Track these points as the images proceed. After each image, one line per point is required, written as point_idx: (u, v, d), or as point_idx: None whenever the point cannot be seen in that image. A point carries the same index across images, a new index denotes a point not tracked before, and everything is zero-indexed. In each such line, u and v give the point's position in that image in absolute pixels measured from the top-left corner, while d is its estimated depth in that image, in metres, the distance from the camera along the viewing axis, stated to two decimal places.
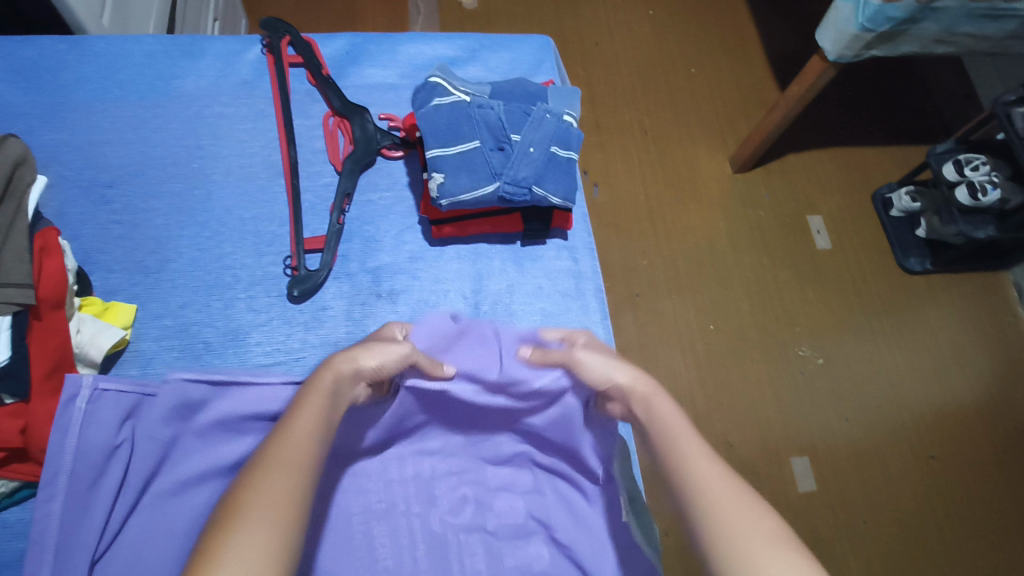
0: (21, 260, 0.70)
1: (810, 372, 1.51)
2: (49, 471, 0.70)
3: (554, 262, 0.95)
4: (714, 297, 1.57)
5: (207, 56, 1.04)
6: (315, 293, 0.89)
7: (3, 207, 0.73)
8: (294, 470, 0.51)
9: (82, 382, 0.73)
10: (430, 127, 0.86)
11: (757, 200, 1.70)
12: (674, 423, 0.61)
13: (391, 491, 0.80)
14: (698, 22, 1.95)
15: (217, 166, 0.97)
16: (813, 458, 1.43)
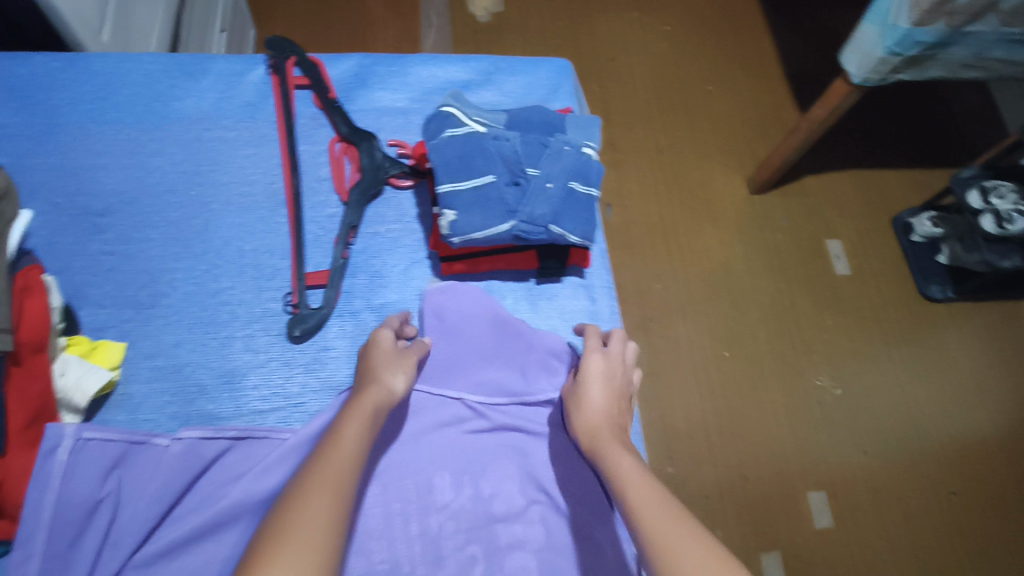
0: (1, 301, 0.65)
1: (828, 403, 1.45)
2: (26, 530, 0.65)
3: (570, 302, 0.90)
4: (729, 324, 1.51)
5: (210, 76, 0.99)
6: (317, 332, 0.84)
7: None
8: (340, 491, 0.53)
9: (64, 433, 0.68)
10: (442, 160, 0.81)
11: (775, 224, 1.64)
12: (632, 474, 0.62)
13: (394, 549, 0.72)
14: (716, 39, 1.90)
15: (217, 194, 0.92)
16: (830, 495, 1.36)
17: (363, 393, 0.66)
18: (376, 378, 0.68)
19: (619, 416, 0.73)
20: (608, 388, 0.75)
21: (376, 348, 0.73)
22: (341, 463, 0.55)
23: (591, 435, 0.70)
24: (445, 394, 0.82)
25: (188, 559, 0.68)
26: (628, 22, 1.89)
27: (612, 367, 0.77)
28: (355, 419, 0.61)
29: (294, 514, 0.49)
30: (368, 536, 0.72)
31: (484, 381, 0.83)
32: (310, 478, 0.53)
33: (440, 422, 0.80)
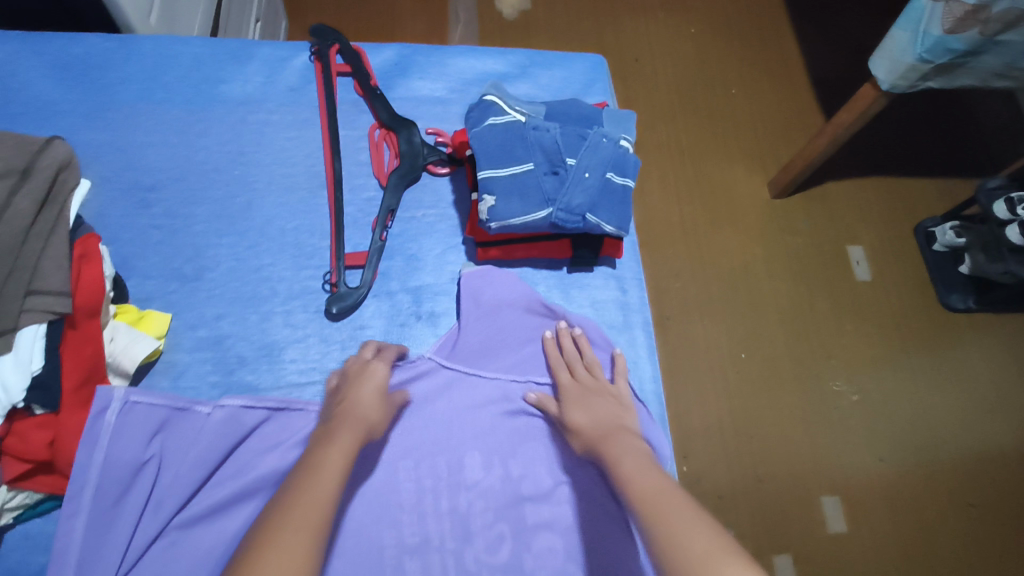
0: (59, 266, 0.68)
1: (846, 408, 1.45)
2: (75, 486, 0.68)
3: (600, 291, 0.91)
4: (747, 325, 1.51)
5: (255, 60, 1.02)
6: (354, 310, 0.86)
7: (44, 211, 0.70)
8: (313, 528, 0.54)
9: (114, 396, 0.71)
10: (482, 148, 0.83)
11: (797, 228, 1.65)
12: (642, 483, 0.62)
13: (425, 525, 0.75)
14: (743, 41, 1.91)
15: (259, 174, 0.94)
16: (844, 498, 1.37)
17: (344, 424, 0.67)
18: (361, 414, 0.69)
19: (618, 419, 0.74)
20: (594, 402, 0.76)
21: (358, 383, 0.74)
22: (318, 492, 0.57)
23: (601, 437, 0.71)
24: (480, 375, 0.84)
25: (226, 523, 0.71)
26: (655, 22, 1.90)
27: (589, 385, 0.79)
28: (331, 454, 0.62)
29: (269, 548, 0.51)
30: (401, 510, 0.75)
31: (518, 363, 0.85)
32: (284, 516, 0.54)
33: (473, 402, 0.82)
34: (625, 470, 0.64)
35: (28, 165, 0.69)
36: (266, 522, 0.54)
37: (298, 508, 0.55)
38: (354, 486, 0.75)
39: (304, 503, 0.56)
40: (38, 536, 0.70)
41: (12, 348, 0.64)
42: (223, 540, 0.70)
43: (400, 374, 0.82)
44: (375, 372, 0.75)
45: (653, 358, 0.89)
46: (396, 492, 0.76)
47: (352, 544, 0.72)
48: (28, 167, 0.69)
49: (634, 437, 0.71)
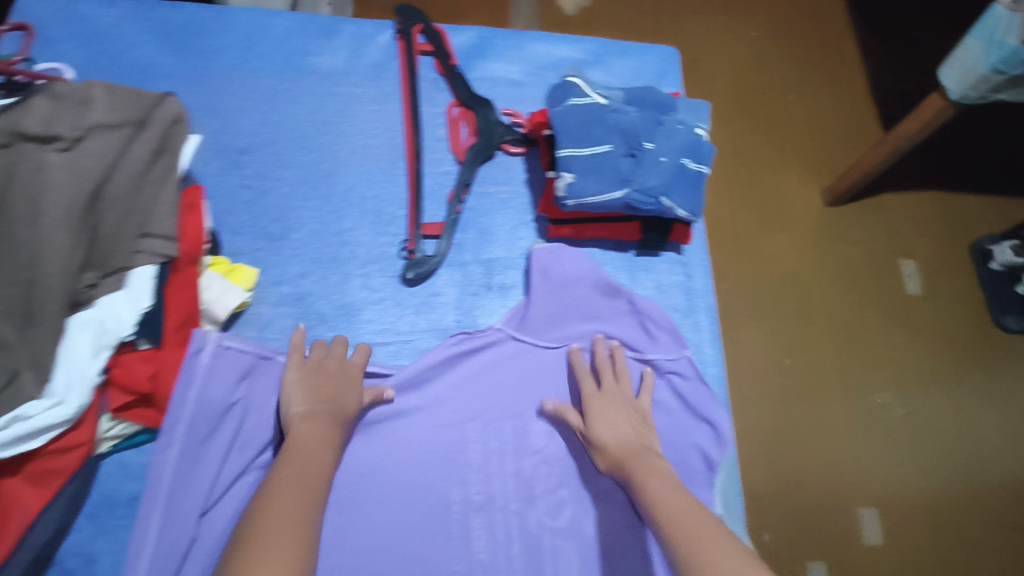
0: (168, 215, 0.74)
1: (891, 422, 1.44)
2: (170, 420, 0.73)
3: (666, 275, 0.93)
4: (795, 332, 1.50)
5: (343, 36, 1.06)
6: (429, 278, 0.90)
7: (157, 164, 0.76)
8: (302, 511, 0.59)
9: (207, 339, 0.76)
10: (563, 126, 0.85)
11: (851, 236, 1.64)
12: (672, 497, 0.66)
13: (490, 484, 0.79)
14: (807, 45, 1.89)
15: (343, 144, 0.99)
16: (883, 511, 1.36)
17: (321, 416, 0.72)
18: (336, 409, 0.73)
19: (642, 439, 0.76)
20: (623, 418, 0.78)
21: (337, 376, 0.77)
22: (310, 481, 0.63)
23: (625, 457, 0.73)
24: (547, 347, 0.87)
25: None
26: (717, 19, 1.88)
27: (616, 398, 0.80)
28: (319, 446, 0.68)
29: (261, 526, 0.56)
30: (470, 468, 0.79)
31: (585, 336, 0.88)
32: (271, 499, 0.60)
33: (541, 373, 0.86)
34: (654, 497, 0.66)
35: (143, 117, 0.75)
36: (246, 532, 0.57)
37: (285, 502, 0.60)
38: (427, 442, 0.80)
39: (287, 487, 0.62)
40: (131, 465, 0.75)
41: (124, 284, 0.72)
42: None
43: (472, 342, 0.86)
44: (352, 366, 0.78)
45: (715, 344, 0.91)
46: (464, 452, 0.80)
47: (423, 496, 0.77)
48: (143, 119, 0.75)
49: (656, 459, 0.73)
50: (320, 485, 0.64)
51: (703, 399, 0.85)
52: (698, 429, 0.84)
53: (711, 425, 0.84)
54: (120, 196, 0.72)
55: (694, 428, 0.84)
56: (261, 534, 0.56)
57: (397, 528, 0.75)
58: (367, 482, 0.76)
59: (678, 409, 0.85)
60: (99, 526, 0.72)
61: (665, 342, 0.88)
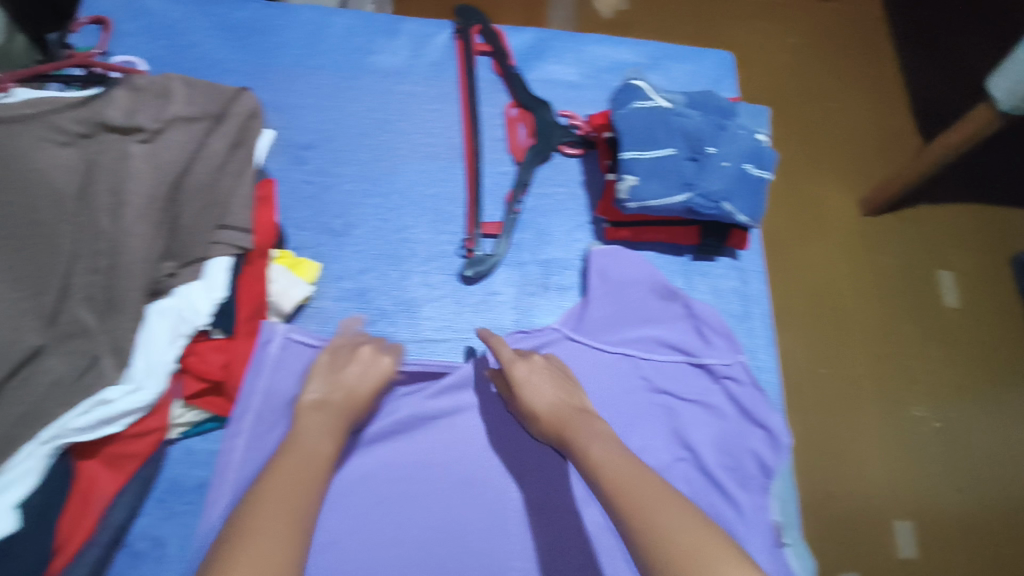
0: (246, 206, 0.76)
1: (926, 436, 1.42)
2: (239, 409, 0.75)
3: (722, 281, 0.93)
4: (830, 343, 1.48)
5: (403, 35, 1.08)
6: (487, 276, 0.91)
7: (236, 157, 0.78)
8: (302, 502, 0.59)
9: (276, 330, 0.78)
10: (627, 128, 0.85)
11: (887, 246, 1.61)
12: (608, 454, 0.64)
13: (564, 481, 0.79)
14: (849, 52, 1.87)
15: (403, 142, 1.00)
16: (917, 525, 1.34)
17: (331, 408, 0.70)
18: (346, 401, 0.72)
19: (572, 400, 0.75)
20: (546, 381, 0.76)
21: (357, 368, 0.76)
22: (311, 468, 0.63)
23: (561, 422, 0.71)
24: (602, 349, 0.86)
25: (367, 460, 0.77)
26: (755, 26, 1.87)
27: (535, 365, 0.78)
28: (323, 437, 0.67)
29: (258, 511, 0.56)
30: (529, 467, 0.80)
31: (641, 338, 0.87)
32: (270, 485, 0.59)
33: (599, 375, 0.84)
34: (597, 456, 0.64)
35: (222, 111, 0.77)
36: (242, 516, 0.56)
37: (276, 495, 0.58)
38: (486, 439, 0.81)
39: (287, 473, 0.61)
40: (197, 451, 0.77)
41: (201, 275, 0.74)
42: (361, 475, 0.76)
43: (529, 339, 0.86)
44: (382, 363, 0.77)
45: (771, 351, 0.91)
46: (529, 449, 0.81)
47: (484, 492, 0.78)
48: (222, 113, 0.77)
49: (591, 420, 0.71)
50: (319, 479, 0.62)
51: (760, 404, 0.84)
52: (753, 434, 0.83)
53: (768, 430, 0.83)
54: (199, 187, 0.75)
55: (749, 433, 0.83)
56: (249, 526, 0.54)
57: (459, 522, 0.75)
58: (428, 476, 0.77)
59: (734, 414, 0.84)
60: (166, 511, 0.74)
61: (722, 347, 0.87)
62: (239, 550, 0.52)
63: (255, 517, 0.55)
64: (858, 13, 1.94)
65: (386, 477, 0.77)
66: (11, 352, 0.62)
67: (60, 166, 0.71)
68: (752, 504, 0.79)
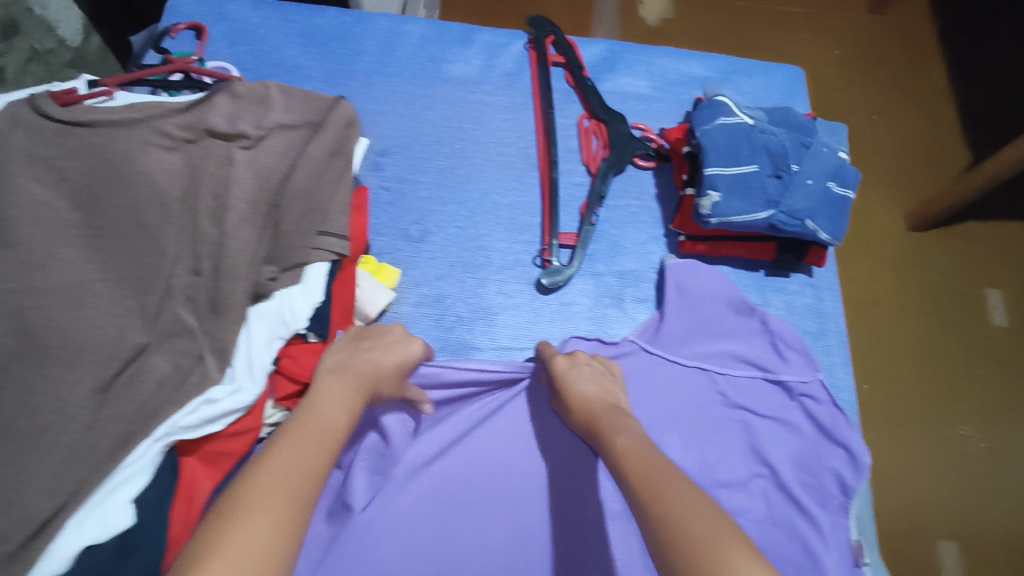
0: (343, 214, 0.79)
1: (971, 455, 1.34)
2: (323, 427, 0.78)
3: (797, 297, 0.94)
4: (876, 357, 1.41)
5: (476, 44, 1.09)
6: (562, 287, 0.92)
7: (336, 165, 0.81)
8: (308, 473, 0.57)
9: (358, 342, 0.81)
10: (712, 144, 0.86)
11: (931, 260, 1.53)
12: (634, 444, 0.65)
13: (597, 489, 0.80)
14: (899, 57, 1.76)
15: (477, 150, 1.01)
16: (962, 545, 1.27)
17: (349, 386, 0.69)
18: (370, 372, 0.72)
19: (609, 397, 0.76)
20: (592, 376, 0.78)
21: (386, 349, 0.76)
22: (321, 441, 0.61)
23: (597, 411, 0.72)
24: (679, 362, 0.86)
25: (444, 465, 0.79)
26: (800, 35, 1.78)
27: (580, 363, 0.80)
28: (336, 411, 0.66)
29: (258, 475, 0.54)
30: (596, 481, 0.80)
31: (717, 353, 0.88)
32: (277, 454, 0.57)
33: (676, 387, 0.84)
34: (620, 448, 0.66)
35: (322, 120, 0.82)
36: (243, 478, 0.55)
37: (280, 467, 0.56)
38: (565, 448, 0.82)
39: (294, 443, 0.59)
40: None
41: (300, 279, 0.76)
42: (439, 480, 0.78)
43: (606, 349, 0.86)
44: (414, 348, 0.78)
45: (846, 370, 0.91)
46: (574, 455, 0.81)
47: (540, 499, 0.78)
48: (321, 121, 0.82)
49: (625, 415, 0.72)
50: (326, 457, 0.60)
51: (838, 422, 0.84)
52: (832, 452, 0.83)
53: (848, 450, 0.83)
54: (300, 193, 0.78)
55: (828, 451, 0.83)
56: (250, 493, 0.52)
57: (519, 529, 0.76)
58: (497, 483, 0.79)
59: (810, 430, 0.84)
60: None
61: (801, 364, 0.88)
62: (238, 515, 0.50)
63: (260, 485, 0.53)
64: (910, 18, 1.82)
65: (465, 483, 0.78)
66: (121, 350, 0.67)
67: (166, 171, 0.74)
68: (831, 523, 0.79)
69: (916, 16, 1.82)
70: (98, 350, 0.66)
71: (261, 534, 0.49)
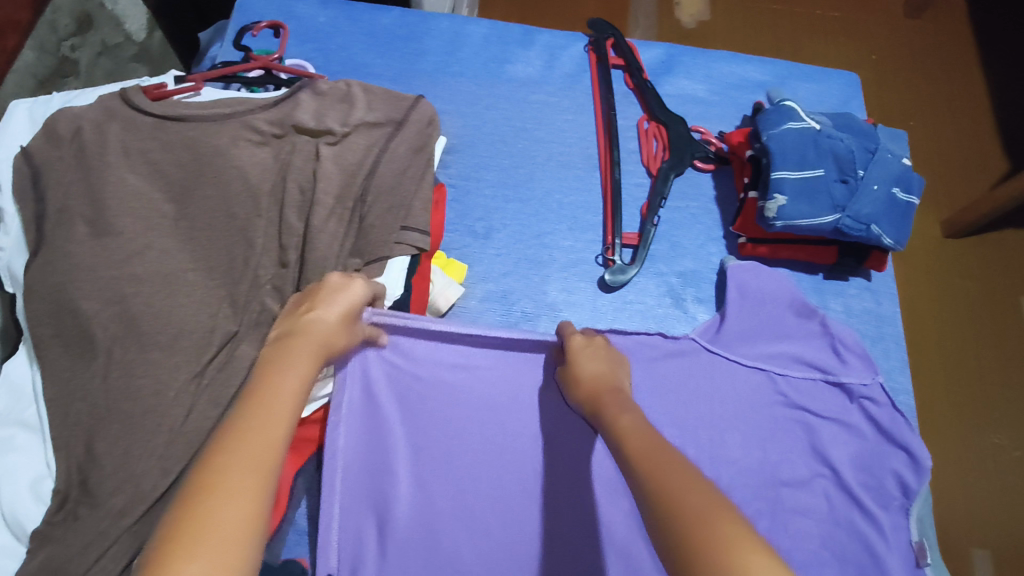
0: (425, 210, 0.82)
1: (1007, 464, 1.32)
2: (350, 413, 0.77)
3: (855, 301, 0.97)
4: (915, 363, 1.40)
5: (537, 46, 1.11)
6: (623, 286, 0.94)
7: (417, 163, 0.84)
8: (276, 440, 0.49)
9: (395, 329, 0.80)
10: (780, 149, 0.88)
11: (968, 268, 1.51)
12: (638, 427, 0.60)
13: (591, 469, 0.78)
14: (943, 62, 1.75)
15: (540, 150, 1.03)
16: (996, 555, 1.25)
17: (305, 340, 0.61)
18: (321, 324, 0.64)
19: (615, 376, 0.72)
20: (597, 357, 0.74)
21: (330, 300, 0.67)
22: (285, 402, 0.53)
23: (595, 394, 0.69)
24: (740, 363, 0.87)
25: (496, 454, 0.78)
26: (836, 41, 1.76)
27: (593, 342, 0.77)
28: (294, 367, 0.57)
29: (226, 448, 0.47)
30: (590, 459, 0.78)
31: (778, 354, 0.89)
32: (246, 419, 0.50)
33: (739, 387, 0.86)
34: (620, 427, 0.61)
35: (403, 118, 0.85)
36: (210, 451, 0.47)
37: (246, 434, 0.48)
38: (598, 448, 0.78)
39: (262, 405, 0.52)
40: None
41: (384, 271, 0.79)
42: (486, 469, 0.77)
43: (666, 345, 0.87)
44: (347, 293, 0.68)
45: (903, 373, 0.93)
46: (571, 439, 0.79)
47: (533, 479, 0.77)
48: (402, 119, 0.85)
49: (625, 396, 0.68)
50: (292, 417, 0.52)
51: (899, 427, 0.85)
52: (894, 454, 0.84)
53: (908, 452, 0.84)
54: (383, 189, 0.81)
55: (889, 454, 0.84)
56: (214, 468, 0.45)
57: (511, 513, 0.75)
58: (505, 469, 0.77)
59: (870, 431, 0.86)
60: None
61: (862, 366, 0.89)
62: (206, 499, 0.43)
63: (229, 454, 0.46)
64: (949, 24, 1.81)
65: (510, 475, 0.77)
66: (214, 337, 0.70)
67: (256, 164, 0.77)
68: (891, 524, 0.81)
69: (960, 21, 1.81)
70: (193, 337, 0.69)
71: (233, 515, 0.43)
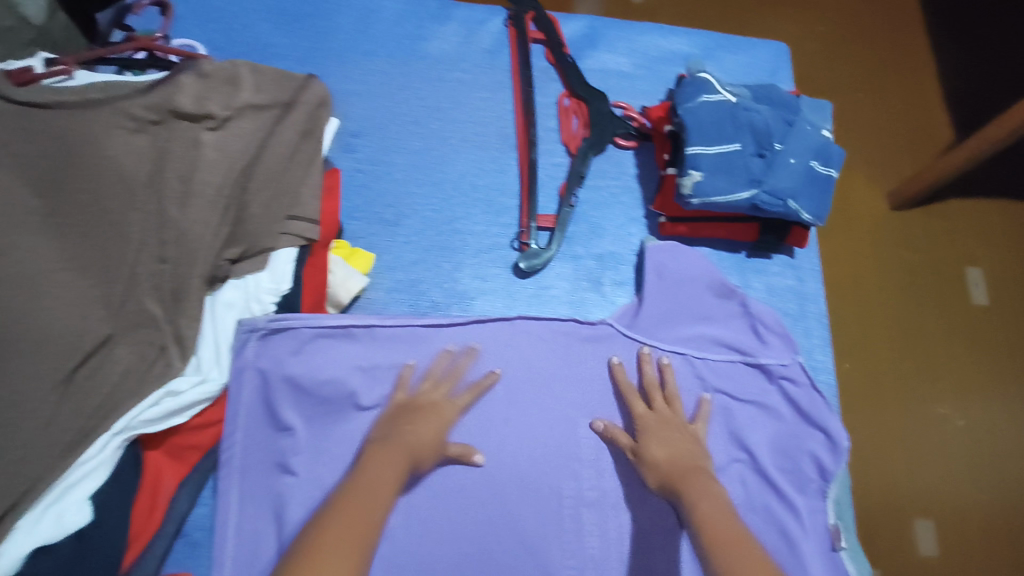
0: (314, 196, 0.79)
1: (949, 435, 1.33)
2: (234, 411, 0.73)
3: (778, 279, 0.95)
4: (857, 334, 1.38)
5: (454, 21, 1.06)
6: (541, 270, 0.91)
7: (304, 150, 0.80)
8: (362, 535, 0.57)
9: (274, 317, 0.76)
10: (696, 123, 0.84)
11: (911, 239, 1.50)
12: (720, 515, 0.66)
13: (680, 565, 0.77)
14: (887, 31, 1.73)
15: (454, 131, 0.99)
16: (939, 525, 1.26)
17: (397, 448, 0.68)
18: (420, 441, 0.71)
19: (689, 456, 0.74)
20: (668, 440, 0.75)
21: (427, 419, 0.73)
22: (374, 502, 0.61)
23: (670, 482, 0.72)
24: (657, 346, 0.85)
25: None
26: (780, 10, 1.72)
27: (669, 420, 0.77)
28: (385, 471, 0.65)
29: (320, 540, 0.56)
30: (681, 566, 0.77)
31: (694, 336, 0.87)
32: (335, 518, 0.58)
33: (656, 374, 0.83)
34: (704, 515, 0.66)
35: (291, 100, 0.81)
36: (308, 546, 0.55)
37: (339, 531, 0.57)
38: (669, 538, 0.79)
39: (353, 505, 0.60)
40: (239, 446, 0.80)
41: (266, 265, 0.77)
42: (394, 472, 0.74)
43: (580, 330, 0.85)
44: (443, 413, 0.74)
45: (824, 350, 0.92)
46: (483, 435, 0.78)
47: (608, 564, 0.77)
48: (290, 101, 0.81)
49: (711, 479, 0.71)
50: (379, 517, 0.60)
51: (820, 410, 0.84)
52: (812, 435, 0.83)
53: (826, 434, 0.83)
54: (269, 176, 0.77)
55: (808, 434, 0.83)
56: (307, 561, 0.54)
57: (416, 516, 0.74)
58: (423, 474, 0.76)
59: (790, 411, 0.84)
60: None
61: (782, 347, 0.87)
62: None
63: (318, 550, 0.55)
64: None
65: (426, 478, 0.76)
66: (84, 342, 0.65)
67: (131, 154, 0.71)
68: (808, 507, 0.80)
69: None
70: (59, 342, 0.63)
71: None
